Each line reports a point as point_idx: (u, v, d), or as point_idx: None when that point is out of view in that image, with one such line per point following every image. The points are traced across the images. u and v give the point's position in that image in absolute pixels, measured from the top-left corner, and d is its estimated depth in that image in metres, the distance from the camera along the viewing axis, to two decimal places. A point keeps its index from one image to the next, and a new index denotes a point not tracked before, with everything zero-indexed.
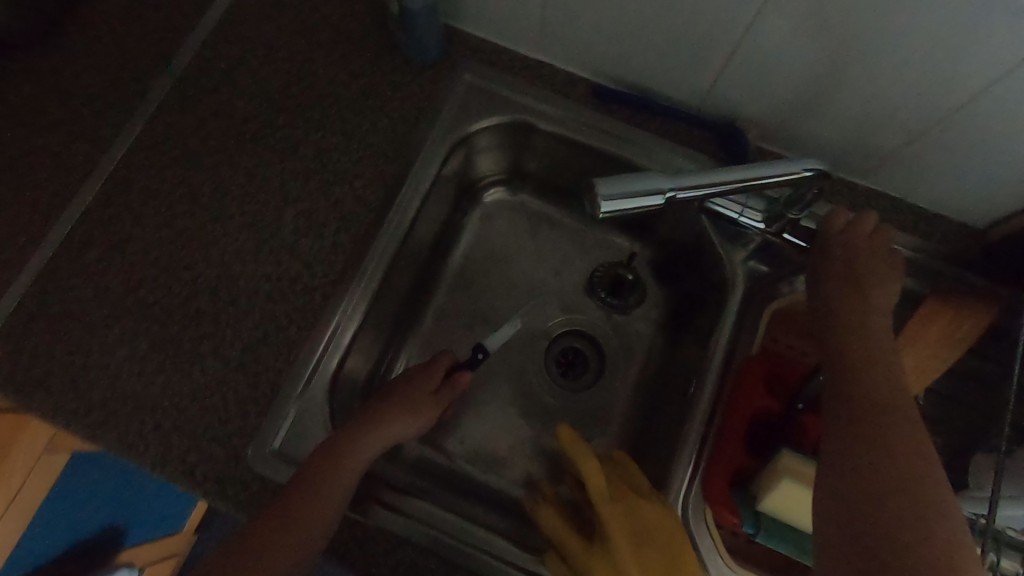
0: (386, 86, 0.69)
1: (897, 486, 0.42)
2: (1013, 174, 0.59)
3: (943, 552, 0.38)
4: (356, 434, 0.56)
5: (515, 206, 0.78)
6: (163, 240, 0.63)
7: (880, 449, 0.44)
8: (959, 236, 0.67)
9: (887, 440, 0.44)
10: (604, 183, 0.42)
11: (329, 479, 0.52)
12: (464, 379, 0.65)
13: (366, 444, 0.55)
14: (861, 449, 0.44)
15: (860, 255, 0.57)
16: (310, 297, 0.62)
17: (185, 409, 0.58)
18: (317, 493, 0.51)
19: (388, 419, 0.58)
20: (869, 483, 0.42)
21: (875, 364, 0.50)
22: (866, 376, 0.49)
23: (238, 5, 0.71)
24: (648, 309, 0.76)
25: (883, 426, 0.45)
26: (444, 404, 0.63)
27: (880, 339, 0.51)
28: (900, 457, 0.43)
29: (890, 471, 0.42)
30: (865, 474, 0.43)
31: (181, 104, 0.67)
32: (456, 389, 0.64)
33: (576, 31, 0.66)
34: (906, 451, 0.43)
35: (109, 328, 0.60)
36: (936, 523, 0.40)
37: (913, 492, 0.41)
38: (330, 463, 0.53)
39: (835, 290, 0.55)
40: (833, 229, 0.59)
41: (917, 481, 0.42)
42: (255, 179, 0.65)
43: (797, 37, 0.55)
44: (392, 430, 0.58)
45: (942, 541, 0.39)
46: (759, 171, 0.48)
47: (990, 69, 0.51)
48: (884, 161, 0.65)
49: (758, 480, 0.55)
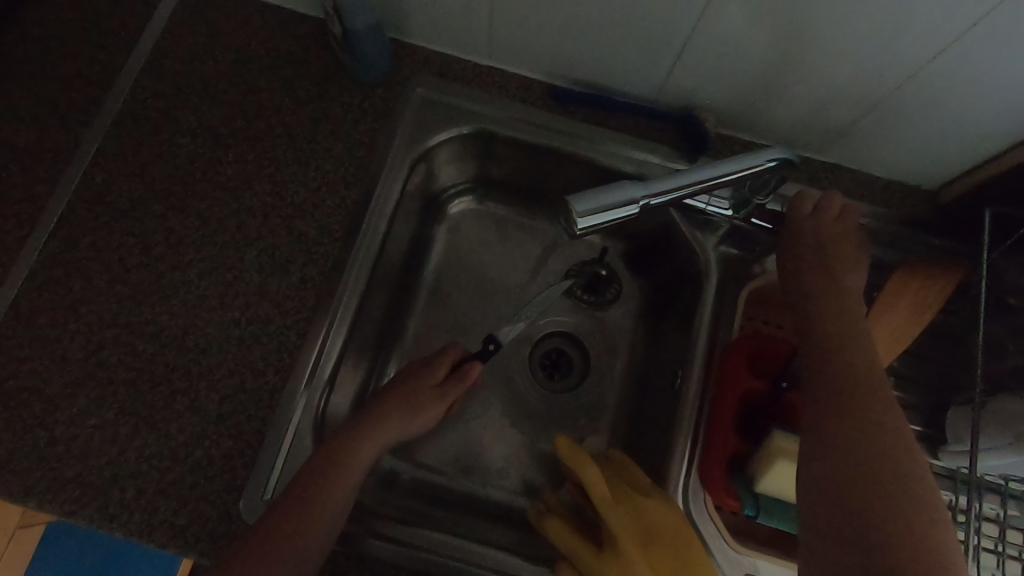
0: (337, 109, 0.67)
1: (876, 454, 0.43)
2: (960, 137, 0.62)
3: (919, 520, 0.40)
4: (357, 437, 0.54)
5: (482, 215, 0.77)
6: (119, 296, 0.59)
7: (860, 417, 0.45)
8: (913, 200, 0.70)
9: (868, 409, 0.45)
10: (578, 201, 0.44)
11: (331, 482, 0.51)
12: (475, 370, 0.62)
13: (366, 448, 0.54)
14: (842, 417, 0.45)
15: (826, 231, 0.58)
16: (285, 336, 0.60)
17: (167, 470, 0.55)
18: (319, 503, 0.50)
19: (387, 417, 0.57)
20: (849, 450, 0.44)
21: (852, 334, 0.51)
22: (843, 345, 0.50)
23: (168, 38, 0.68)
24: (627, 303, 0.76)
25: (863, 394, 0.46)
26: (451, 398, 0.61)
27: (853, 309, 0.53)
28: (878, 425, 0.44)
29: (868, 439, 0.44)
30: (845, 442, 0.44)
31: (121, 150, 0.64)
32: (468, 380, 0.61)
33: (526, 36, 0.65)
34: (885, 420, 0.45)
35: (73, 397, 0.56)
36: (912, 490, 0.41)
37: (891, 460, 0.43)
38: (331, 466, 0.52)
39: (808, 268, 0.56)
40: (800, 213, 0.60)
41: (895, 450, 0.43)
42: (210, 221, 0.62)
43: (747, 25, 0.56)
44: (391, 429, 0.56)
45: (919, 509, 0.40)
46: (726, 168, 0.49)
47: (932, 41, 0.52)
48: (840, 136, 0.67)
49: (753, 462, 0.56)
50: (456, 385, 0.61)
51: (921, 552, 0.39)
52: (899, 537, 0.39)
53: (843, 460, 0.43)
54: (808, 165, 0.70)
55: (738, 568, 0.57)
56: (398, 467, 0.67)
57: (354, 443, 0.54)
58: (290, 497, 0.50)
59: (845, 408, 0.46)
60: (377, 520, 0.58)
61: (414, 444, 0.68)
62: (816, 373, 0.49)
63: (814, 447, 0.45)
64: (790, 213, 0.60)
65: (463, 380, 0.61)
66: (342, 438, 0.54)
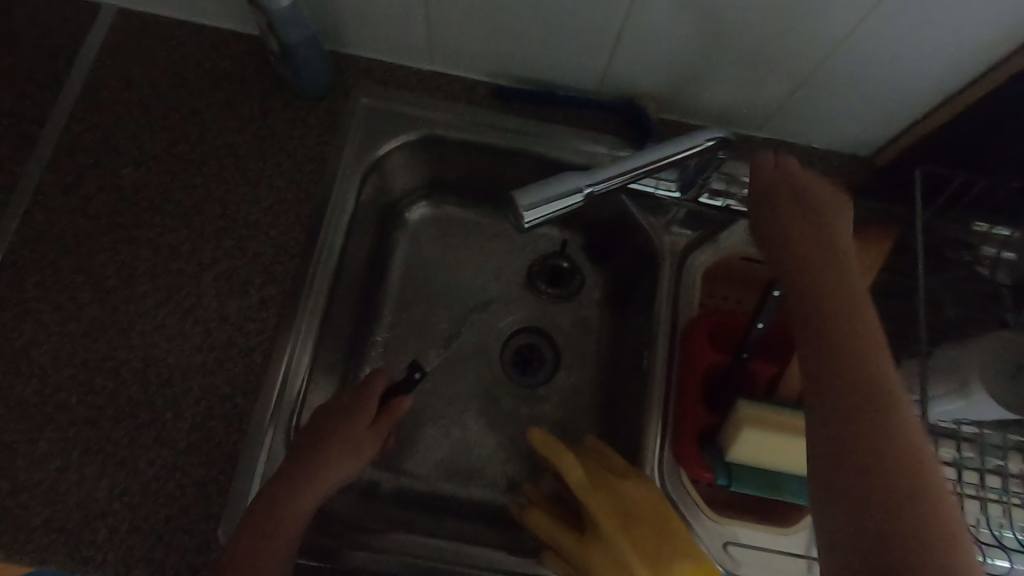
0: (282, 125, 0.67)
1: (895, 430, 0.41)
2: (888, 103, 0.65)
3: (941, 503, 0.38)
4: (300, 480, 0.52)
5: (439, 219, 0.77)
6: (73, 334, 0.58)
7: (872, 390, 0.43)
8: (851, 167, 0.73)
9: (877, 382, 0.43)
10: (524, 195, 0.45)
11: (269, 538, 0.49)
12: (403, 405, 0.59)
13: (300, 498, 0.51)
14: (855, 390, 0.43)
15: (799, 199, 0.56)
16: (250, 359, 0.59)
17: (139, 506, 0.54)
18: (289, 506, 0.51)
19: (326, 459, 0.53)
20: (867, 426, 0.41)
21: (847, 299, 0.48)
22: (839, 311, 0.48)
23: (100, 68, 0.66)
24: (590, 291, 0.78)
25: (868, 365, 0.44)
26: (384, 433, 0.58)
27: (843, 269, 0.50)
28: (890, 400, 0.43)
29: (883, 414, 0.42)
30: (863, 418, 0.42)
31: (61, 184, 0.62)
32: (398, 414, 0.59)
33: (465, 38, 0.66)
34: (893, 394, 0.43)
35: (34, 442, 0.55)
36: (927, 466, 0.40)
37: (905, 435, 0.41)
38: (268, 524, 0.50)
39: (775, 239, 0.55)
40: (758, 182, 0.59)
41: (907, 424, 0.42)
42: (162, 249, 0.61)
43: (677, 10, 0.58)
44: (329, 479, 0.53)
45: (938, 488, 0.39)
46: (665, 151, 0.50)
47: (851, 13, 0.55)
48: (777, 111, 0.69)
49: (722, 433, 0.58)
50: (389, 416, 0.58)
51: (949, 532, 0.37)
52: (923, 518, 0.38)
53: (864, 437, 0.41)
54: (751, 142, 0.73)
55: (719, 537, 0.58)
56: (379, 475, 0.67)
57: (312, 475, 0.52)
58: (265, 514, 0.50)
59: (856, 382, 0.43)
60: (358, 531, 0.58)
61: (391, 451, 0.68)
62: (817, 341, 0.46)
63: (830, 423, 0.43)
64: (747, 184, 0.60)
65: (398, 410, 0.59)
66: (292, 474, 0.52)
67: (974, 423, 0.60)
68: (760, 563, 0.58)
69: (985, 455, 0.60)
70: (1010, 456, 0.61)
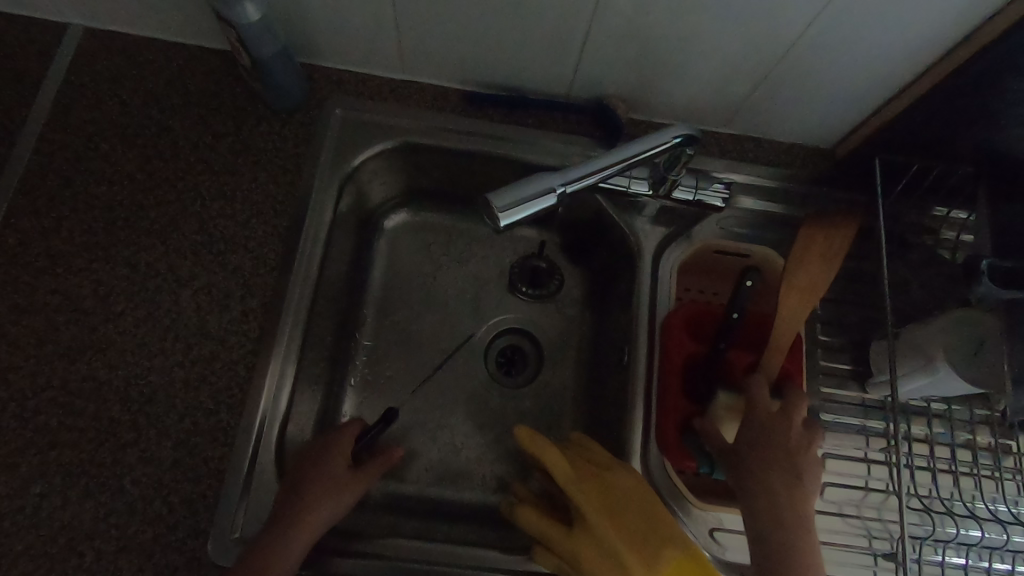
0: (256, 138, 0.67)
1: (798, 496, 0.53)
2: (845, 96, 0.67)
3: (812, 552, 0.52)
4: (313, 500, 0.55)
5: (417, 226, 0.78)
6: (51, 357, 0.57)
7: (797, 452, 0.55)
8: (815, 158, 0.75)
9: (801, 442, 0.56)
10: (500, 197, 0.46)
11: (275, 557, 0.51)
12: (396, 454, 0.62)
13: (302, 536, 0.53)
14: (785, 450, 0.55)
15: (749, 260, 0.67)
16: (232, 373, 0.59)
17: (126, 526, 0.54)
18: (284, 526, 0.52)
19: (321, 490, 0.55)
20: (780, 483, 0.54)
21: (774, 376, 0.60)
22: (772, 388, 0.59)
23: (68, 88, 0.66)
24: (569, 290, 0.79)
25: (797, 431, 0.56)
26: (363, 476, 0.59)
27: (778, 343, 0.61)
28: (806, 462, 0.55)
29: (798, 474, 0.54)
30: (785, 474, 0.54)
31: (32, 207, 0.62)
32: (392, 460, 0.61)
33: (436, 47, 0.67)
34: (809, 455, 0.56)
35: (14, 468, 0.54)
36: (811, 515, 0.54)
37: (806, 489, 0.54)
38: (264, 552, 0.51)
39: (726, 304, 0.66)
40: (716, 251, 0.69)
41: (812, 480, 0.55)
42: (139, 267, 0.61)
43: (640, 13, 0.60)
44: (324, 514, 0.55)
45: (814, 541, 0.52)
46: (633, 148, 0.52)
47: (804, 12, 0.57)
48: (741, 108, 0.71)
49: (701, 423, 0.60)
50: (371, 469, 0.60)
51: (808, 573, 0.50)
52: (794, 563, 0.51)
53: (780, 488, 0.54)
54: (718, 138, 0.75)
55: (705, 524, 0.60)
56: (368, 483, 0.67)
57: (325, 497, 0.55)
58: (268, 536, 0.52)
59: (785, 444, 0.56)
60: (350, 539, 0.58)
61: None
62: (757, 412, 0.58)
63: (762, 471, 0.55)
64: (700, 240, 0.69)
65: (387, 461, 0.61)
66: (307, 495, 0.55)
67: (941, 399, 0.63)
68: (745, 546, 0.60)
69: (954, 430, 0.63)
70: (978, 429, 0.63)
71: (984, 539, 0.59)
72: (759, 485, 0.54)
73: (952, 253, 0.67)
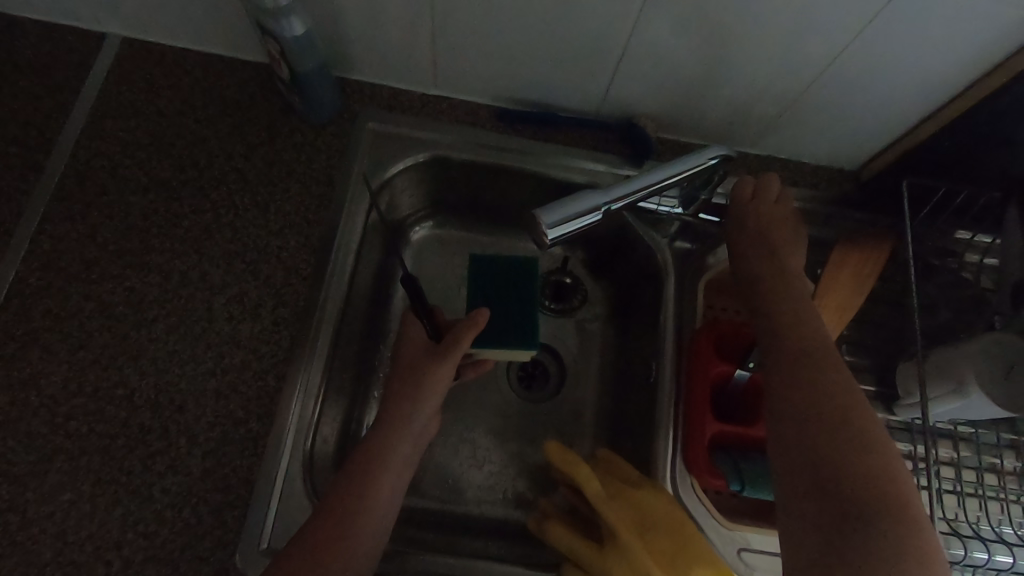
0: (289, 149, 0.68)
1: (853, 450, 0.44)
2: (872, 121, 0.68)
3: (894, 484, 0.43)
4: (366, 494, 0.52)
5: (441, 239, 0.79)
6: (83, 361, 0.57)
7: (835, 386, 0.47)
8: (838, 181, 0.76)
9: (837, 377, 0.48)
10: (546, 213, 0.46)
11: (328, 553, 0.49)
12: (487, 362, 0.67)
13: (355, 535, 0.50)
14: (804, 387, 0.48)
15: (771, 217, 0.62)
16: (262, 382, 0.59)
17: (154, 535, 0.53)
18: (332, 526, 0.50)
19: (374, 478, 0.53)
20: (844, 426, 0.45)
21: (809, 328, 0.52)
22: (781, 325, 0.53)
23: (105, 97, 0.67)
24: (591, 306, 0.79)
25: (821, 366, 0.49)
26: (456, 353, 0.57)
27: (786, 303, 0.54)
28: (878, 422, 0.46)
29: (839, 417, 0.46)
30: (816, 423, 0.46)
31: (68, 213, 0.62)
32: (477, 327, 0.56)
33: (470, 64, 0.68)
34: (855, 401, 0.47)
35: (43, 475, 0.54)
36: (912, 490, 0.43)
37: (879, 454, 0.44)
38: (318, 548, 0.48)
39: (756, 254, 0.59)
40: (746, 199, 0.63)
41: (863, 427, 0.45)
42: (171, 275, 0.61)
43: (675, 37, 0.61)
44: (372, 507, 0.52)
45: (896, 487, 0.43)
46: (675, 168, 0.52)
47: (837, 40, 0.58)
48: (768, 128, 0.72)
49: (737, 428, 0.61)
50: (455, 343, 0.57)
51: (907, 511, 0.42)
52: (883, 510, 0.41)
53: (848, 443, 0.44)
54: (743, 159, 0.76)
55: (732, 544, 0.60)
56: None
57: (354, 481, 0.52)
58: (302, 538, 0.49)
59: (811, 375, 0.48)
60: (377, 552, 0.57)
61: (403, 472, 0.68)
62: (793, 359, 0.50)
63: (784, 419, 0.47)
64: (740, 222, 0.62)
65: (476, 324, 0.56)
66: (381, 449, 0.55)
67: (970, 423, 0.63)
68: (772, 568, 0.59)
69: (981, 453, 0.63)
70: (1004, 453, 0.64)
71: (1015, 566, 0.59)
72: (831, 450, 0.44)
73: (975, 277, 0.67)
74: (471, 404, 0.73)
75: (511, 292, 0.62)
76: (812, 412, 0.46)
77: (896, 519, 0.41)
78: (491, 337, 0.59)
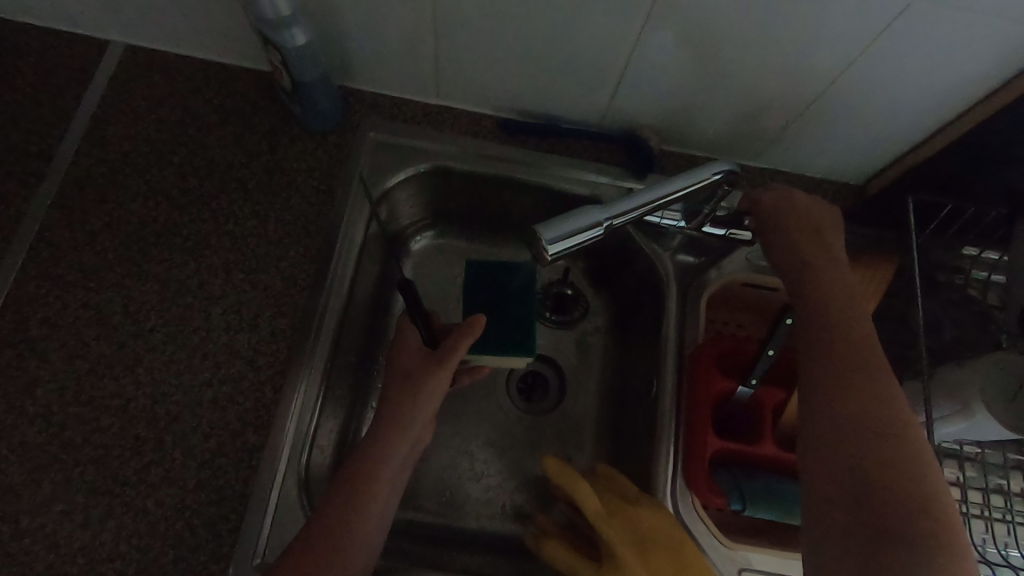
0: (290, 158, 0.67)
1: (890, 457, 0.43)
2: (877, 135, 0.68)
3: (930, 492, 0.42)
4: (358, 510, 0.51)
5: (442, 249, 0.78)
6: (79, 370, 0.57)
7: (874, 400, 0.46)
8: (843, 195, 0.76)
9: (874, 389, 0.46)
10: (546, 229, 0.46)
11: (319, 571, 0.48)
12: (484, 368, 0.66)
13: (347, 551, 0.50)
14: (840, 391, 0.47)
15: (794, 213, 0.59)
16: (259, 393, 0.58)
17: (147, 548, 0.53)
18: (324, 543, 0.49)
19: (366, 493, 0.52)
20: (881, 433, 0.44)
21: (846, 328, 0.50)
22: (818, 323, 0.51)
23: (106, 104, 0.67)
24: (592, 318, 0.79)
25: (857, 371, 0.47)
26: (452, 362, 0.56)
27: (818, 301, 0.52)
28: (917, 429, 0.45)
29: (874, 424, 0.45)
30: (852, 429, 0.45)
31: (68, 220, 0.62)
32: (473, 335, 0.55)
33: (472, 74, 0.67)
34: (893, 407, 0.46)
35: (36, 485, 0.53)
36: (949, 509, 0.42)
37: (917, 462, 0.43)
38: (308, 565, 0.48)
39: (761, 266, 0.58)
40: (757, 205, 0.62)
41: (900, 436, 0.44)
42: (170, 284, 0.61)
43: (680, 49, 0.60)
44: (364, 523, 0.51)
45: (933, 496, 0.42)
46: (679, 183, 0.51)
47: (843, 54, 0.58)
48: (772, 142, 0.72)
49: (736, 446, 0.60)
50: (451, 350, 0.56)
51: (941, 521, 0.41)
52: (917, 519, 0.41)
53: (884, 450, 0.43)
54: (746, 172, 0.75)
55: (733, 563, 0.59)
56: None
57: (353, 495, 0.52)
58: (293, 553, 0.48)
59: (848, 380, 0.47)
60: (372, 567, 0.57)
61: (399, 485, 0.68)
62: (827, 362, 0.48)
63: (818, 422, 0.46)
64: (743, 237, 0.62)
65: (470, 330, 0.55)
66: (377, 462, 0.54)
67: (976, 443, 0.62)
68: None
69: (987, 474, 0.62)
70: (1010, 475, 0.63)
71: None
72: (866, 456, 0.43)
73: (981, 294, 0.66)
74: (470, 416, 0.72)
75: (507, 297, 0.62)
76: (849, 417, 0.45)
77: (930, 529, 0.41)
78: (488, 345, 0.59)
